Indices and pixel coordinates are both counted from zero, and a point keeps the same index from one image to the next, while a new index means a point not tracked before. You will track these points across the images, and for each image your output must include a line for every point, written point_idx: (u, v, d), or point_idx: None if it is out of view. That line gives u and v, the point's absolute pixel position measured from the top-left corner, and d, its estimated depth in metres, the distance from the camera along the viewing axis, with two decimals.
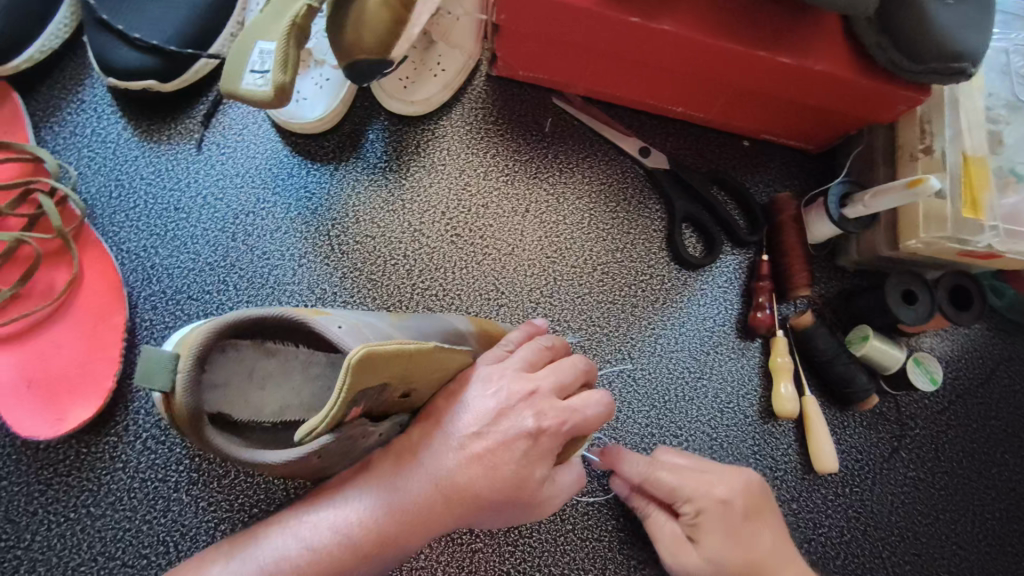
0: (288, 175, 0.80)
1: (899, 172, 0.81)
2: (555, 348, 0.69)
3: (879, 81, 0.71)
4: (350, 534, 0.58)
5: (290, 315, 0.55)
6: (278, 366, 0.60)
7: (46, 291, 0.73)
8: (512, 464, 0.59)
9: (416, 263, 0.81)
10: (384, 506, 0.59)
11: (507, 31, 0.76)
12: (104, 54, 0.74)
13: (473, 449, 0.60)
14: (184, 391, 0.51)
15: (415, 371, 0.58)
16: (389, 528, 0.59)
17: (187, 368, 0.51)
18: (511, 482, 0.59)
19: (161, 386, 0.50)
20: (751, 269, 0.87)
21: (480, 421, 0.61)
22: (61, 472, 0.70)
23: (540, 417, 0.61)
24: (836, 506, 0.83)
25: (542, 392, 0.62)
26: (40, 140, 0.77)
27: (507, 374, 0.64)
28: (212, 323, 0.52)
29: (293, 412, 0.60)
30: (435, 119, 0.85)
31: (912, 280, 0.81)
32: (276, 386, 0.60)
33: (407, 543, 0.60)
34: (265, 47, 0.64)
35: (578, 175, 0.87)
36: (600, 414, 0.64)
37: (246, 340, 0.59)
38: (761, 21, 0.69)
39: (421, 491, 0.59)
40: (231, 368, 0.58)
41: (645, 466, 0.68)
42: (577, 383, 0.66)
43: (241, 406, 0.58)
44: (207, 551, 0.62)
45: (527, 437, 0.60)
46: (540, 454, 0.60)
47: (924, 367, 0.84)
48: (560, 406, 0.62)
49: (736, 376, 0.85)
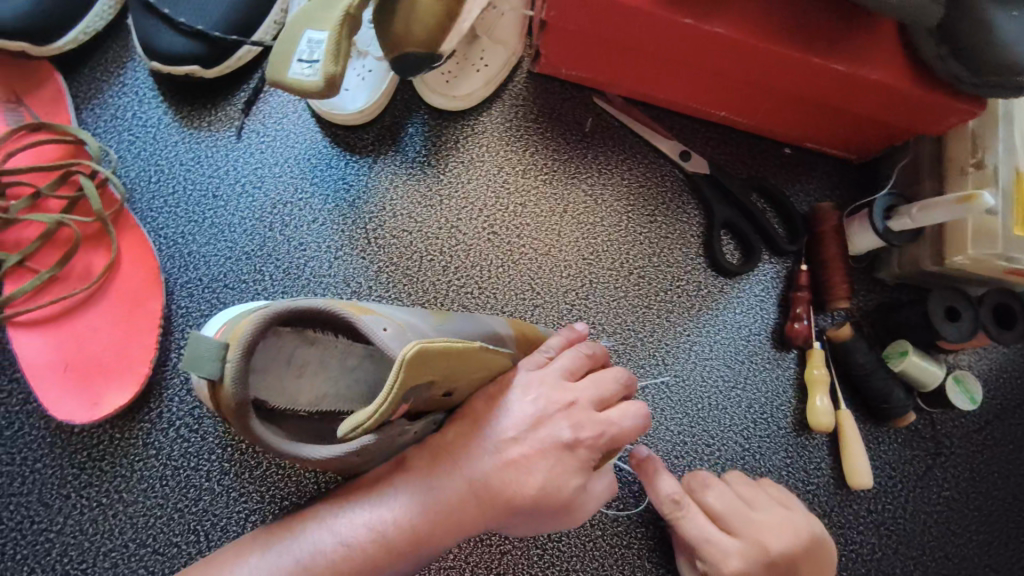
0: (326, 166, 0.80)
1: (946, 185, 0.79)
2: (596, 356, 0.68)
3: (936, 93, 0.69)
4: (384, 532, 0.58)
5: (335, 310, 0.54)
6: (317, 356, 0.59)
7: (83, 274, 0.72)
8: (546, 471, 0.59)
9: (452, 259, 0.80)
10: (419, 505, 0.58)
11: (554, 29, 0.74)
12: (148, 37, 0.74)
13: (511, 455, 0.59)
14: (232, 378, 0.50)
15: (459, 371, 0.57)
16: (425, 527, 0.58)
17: (237, 356, 0.50)
18: (546, 489, 0.59)
19: (209, 373, 0.50)
20: (788, 279, 0.86)
21: (519, 426, 0.61)
22: (95, 456, 0.70)
23: (578, 429, 0.61)
24: (868, 523, 0.82)
25: (581, 404, 0.62)
26: (82, 122, 0.77)
27: (547, 382, 0.63)
28: (261, 312, 0.52)
29: (330, 402, 0.59)
30: (475, 115, 0.84)
31: (954, 296, 0.79)
32: (314, 375, 0.59)
33: (442, 542, 0.59)
34: (314, 36, 0.63)
35: (617, 176, 0.86)
36: (638, 426, 0.64)
37: (287, 327, 0.58)
38: (820, 25, 0.67)
39: (456, 491, 0.59)
40: (270, 354, 0.57)
41: (672, 503, 0.68)
42: (617, 396, 0.65)
43: (277, 394, 0.57)
44: (248, 538, 0.63)
45: (563, 447, 0.60)
46: (574, 464, 0.60)
47: (964, 387, 0.82)
48: (597, 418, 0.62)
49: (770, 386, 0.83)
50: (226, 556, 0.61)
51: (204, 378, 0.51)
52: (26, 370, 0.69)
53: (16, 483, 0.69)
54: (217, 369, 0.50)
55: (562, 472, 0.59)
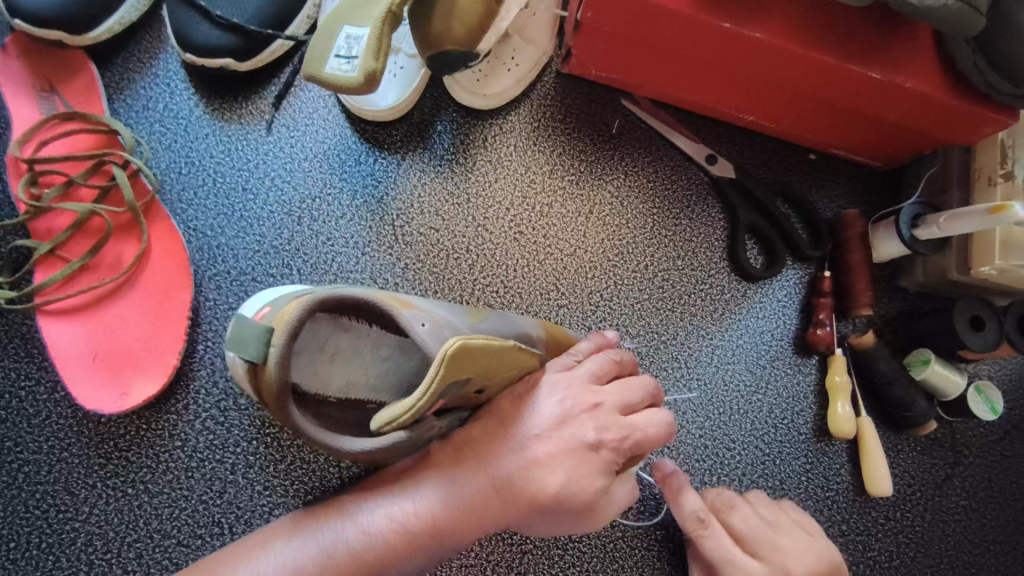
0: (355, 162, 0.80)
1: (974, 196, 0.79)
2: (623, 363, 0.67)
3: (970, 103, 0.69)
4: (406, 525, 0.58)
5: (377, 301, 0.55)
6: (350, 343, 0.60)
7: (113, 264, 0.73)
8: (566, 472, 0.58)
9: (479, 258, 0.80)
10: (441, 501, 0.58)
11: (587, 30, 0.74)
12: (185, 29, 0.74)
13: (535, 453, 0.59)
14: (276, 365, 0.51)
15: (494, 369, 0.58)
16: (446, 523, 0.58)
17: (281, 344, 0.51)
18: (566, 491, 0.57)
19: (253, 355, 0.51)
20: (811, 285, 0.85)
21: (543, 425, 0.60)
22: (121, 446, 0.70)
23: (602, 432, 0.59)
24: (886, 530, 0.82)
25: (606, 407, 0.61)
26: (114, 112, 0.77)
27: (574, 384, 0.62)
28: (306, 300, 0.53)
29: (359, 390, 0.60)
30: (504, 114, 0.84)
31: (980, 307, 0.79)
32: (346, 362, 0.59)
33: (461, 539, 0.59)
34: (353, 32, 0.63)
35: (643, 179, 0.85)
36: (661, 433, 0.62)
37: (324, 313, 0.58)
38: (857, 33, 0.67)
39: (477, 488, 0.58)
40: (306, 337, 0.58)
41: (697, 522, 0.68)
42: (642, 404, 0.64)
43: (310, 378, 0.58)
44: (273, 527, 0.63)
45: (586, 448, 0.59)
46: (597, 466, 0.59)
47: (984, 397, 0.81)
48: (622, 422, 0.61)
49: (791, 392, 0.83)
50: (250, 542, 0.62)
51: (247, 359, 0.52)
52: (56, 359, 0.69)
53: (43, 471, 0.69)
54: (261, 352, 0.51)
55: (584, 474, 0.58)
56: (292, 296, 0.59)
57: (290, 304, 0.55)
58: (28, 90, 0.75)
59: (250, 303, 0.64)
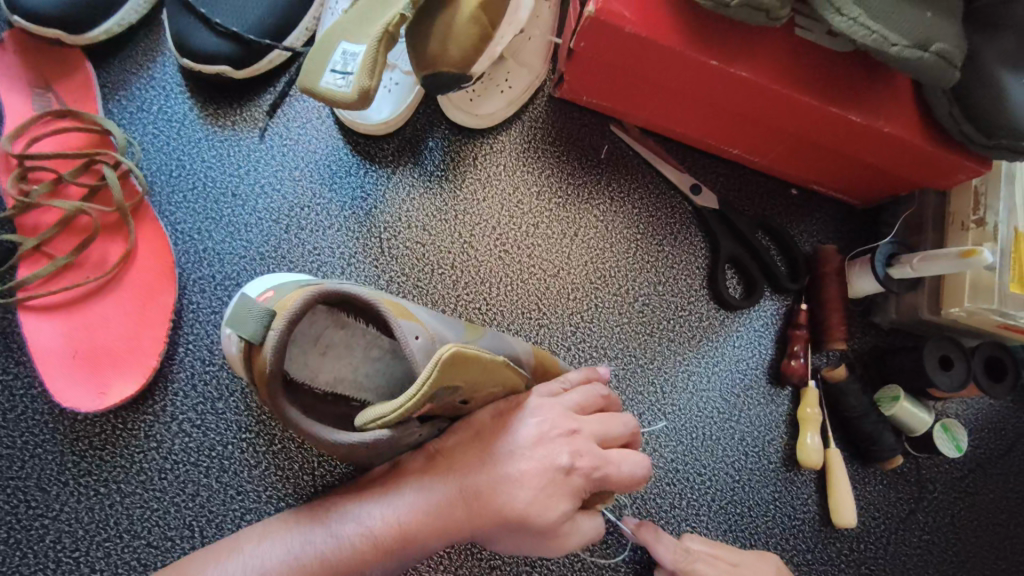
0: (346, 174, 0.81)
1: (948, 238, 0.81)
2: (609, 400, 0.68)
3: (947, 149, 0.72)
4: (373, 531, 0.59)
5: (379, 306, 0.58)
6: (343, 339, 0.63)
7: (98, 262, 0.73)
8: (534, 490, 0.57)
9: (463, 274, 0.81)
10: (409, 508, 0.59)
11: (580, 60, 0.76)
12: (184, 35, 0.75)
13: (507, 470, 0.59)
14: (271, 347, 0.54)
15: (482, 383, 0.60)
16: (414, 529, 0.58)
17: (280, 328, 0.54)
18: (531, 508, 0.57)
19: (251, 335, 0.55)
20: (788, 316, 0.87)
21: (520, 443, 0.60)
22: (96, 445, 0.70)
23: (576, 456, 0.59)
24: (850, 561, 0.84)
25: (583, 434, 0.61)
26: (107, 112, 0.78)
27: (557, 409, 0.63)
28: (308, 292, 0.56)
29: (345, 386, 0.63)
30: (494, 135, 0.85)
31: (949, 347, 0.81)
32: (336, 357, 0.63)
33: (428, 544, 0.59)
34: (349, 48, 0.65)
35: (628, 204, 0.87)
36: (636, 475, 0.62)
37: (322, 308, 0.62)
38: (836, 77, 0.69)
39: (445, 494, 0.59)
40: (304, 327, 0.62)
41: (681, 554, 0.72)
42: (621, 441, 0.65)
43: (299, 367, 0.61)
44: (243, 529, 0.64)
45: (557, 470, 0.58)
46: (565, 489, 0.58)
47: (951, 435, 0.84)
48: (598, 452, 0.60)
49: (763, 421, 0.85)
50: (219, 546, 0.62)
51: (244, 339, 0.55)
52: (37, 355, 0.69)
53: (15, 466, 0.69)
54: (260, 333, 0.55)
55: (550, 497, 0.57)
56: (297, 284, 0.63)
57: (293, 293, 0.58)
58: (23, 85, 0.76)
59: (254, 285, 0.67)
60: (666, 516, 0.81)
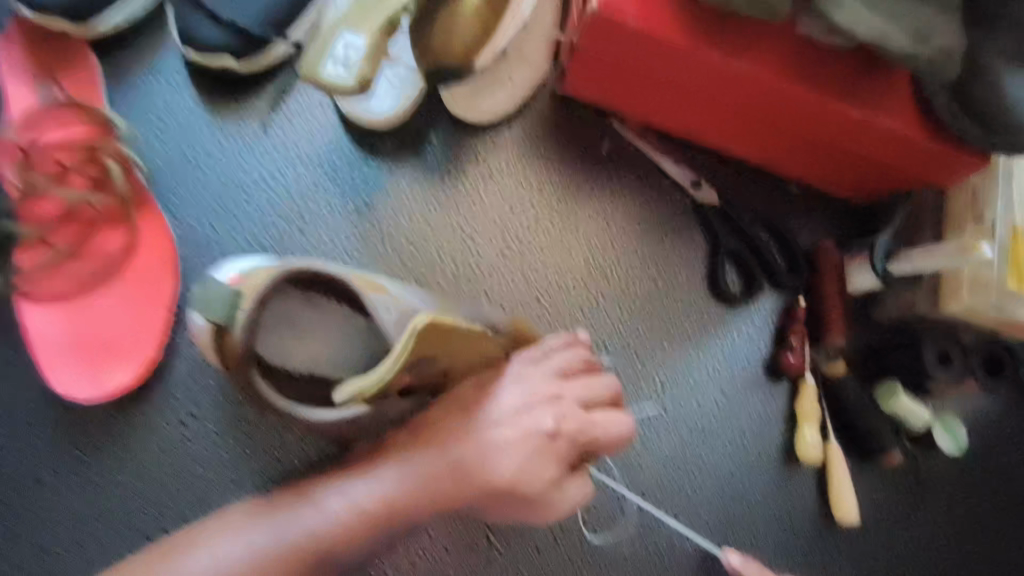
0: (348, 168, 0.81)
1: (947, 235, 0.82)
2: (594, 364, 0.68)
3: (947, 146, 0.72)
4: (360, 504, 0.58)
5: (344, 279, 0.60)
6: (318, 322, 0.63)
7: (100, 253, 0.73)
8: (522, 458, 0.59)
9: (464, 269, 0.82)
10: (397, 482, 0.59)
11: (582, 56, 0.76)
12: (188, 28, 0.75)
13: (493, 441, 0.59)
14: (241, 329, 0.57)
15: (457, 351, 0.61)
16: (401, 503, 0.58)
17: (248, 309, 0.57)
18: (520, 476, 0.59)
19: (219, 317, 0.57)
20: (785, 313, 0.87)
21: (503, 413, 0.61)
22: (94, 435, 0.71)
23: (561, 421, 0.61)
24: (846, 556, 0.84)
25: (567, 400, 0.63)
26: (111, 104, 0.78)
27: (539, 377, 0.64)
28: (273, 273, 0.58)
29: (322, 367, 0.63)
30: (497, 130, 0.85)
31: (947, 343, 0.82)
32: (313, 340, 0.63)
33: (418, 515, 0.59)
34: (351, 39, 0.64)
35: (629, 200, 0.87)
36: (623, 435, 0.64)
37: (295, 291, 0.62)
38: (836, 73, 0.69)
39: (433, 467, 0.59)
40: (275, 313, 0.62)
41: None
42: (605, 401, 0.66)
43: (275, 351, 0.62)
44: (223, 511, 0.62)
45: (543, 436, 0.60)
46: (552, 453, 0.60)
47: (947, 428, 0.85)
48: (582, 415, 0.62)
49: (762, 416, 0.85)
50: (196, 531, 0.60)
51: (213, 322, 0.57)
52: (36, 345, 0.71)
53: (14, 455, 0.70)
54: (228, 314, 0.57)
55: (535, 461, 0.59)
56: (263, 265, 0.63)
57: (257, 272, 0.60)
58: (28, 77, 0.76)
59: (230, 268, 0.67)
60: (664, 509, 0.82)
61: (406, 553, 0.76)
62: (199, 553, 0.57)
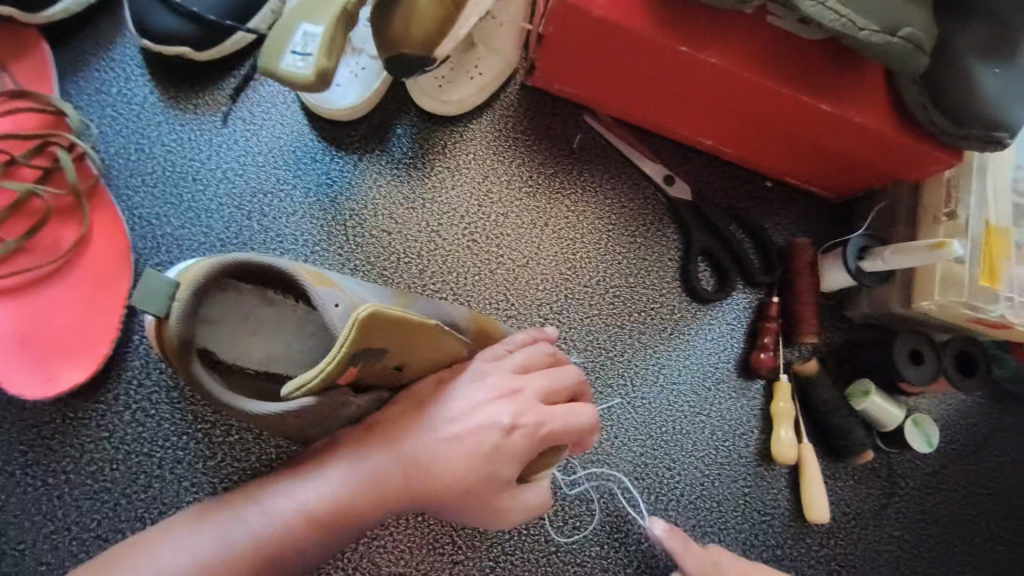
0: (311, 160, 0.79)
1: (920, 231, 0.81)
2: (558, 356, 0.67)
3: (918, 140, 0.71)
4: (307, 506, 0.57)
5: (294, 274, 0.58)
6: (274, 317, 0.62)
7: (51, 247, 0.71)
8: (474, 457, 0.58)
9: (431, 264, 0.80)
10: (345, 482, 0.58)
11: (549, 46, 0.75)
12: (144, 16, 0.73)
13: (445, 436, 0.59)
14: (177, 319, 0.54)
15: (414, 347, 0.59)
16: (350, 505, 0.57)
17: (185, 297, 0.55)
18: (472, 474, 0.58)
19: (156, 309, 0.55)
20: (759, 310, 0.86)
21: (457, 410, 0.60)
22: (45, 434, 0.69)
23: (518, 415, 0.59)
24: (820, 557, 0.83)
25: (527, 393, 0.61)
26: (65, 94, 0.76)
27: (498, 371, 0.62)
28: (212, 262, 0.56)
29: (278, 364, 0.62)
30: (466, 122, 0.84)
31: (921, 341, 0.81)
32: (268, 335, 0.62)
33: (366, 518, 0.59)
34: (310, 29, 0.63)
35: (601, 194, 0.86)
36: (587, 424, 0.62)
37: (248, 285, 0.61)
38: (806, 65, 0.68)
39: (383, 467, 0.58)
40: (228, 307, 0.61)
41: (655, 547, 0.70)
42: (567, 392, 0.64)
43: (228, 347, 0.60)
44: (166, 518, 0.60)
45: (498, 431, 0.58)
46: (506, 450, 0.59)
47: (922, 429, 0.83)
48: (541, 408, 0.61)
49: (734, 415, 0.84)
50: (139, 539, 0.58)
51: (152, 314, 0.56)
52: None
53: None
54: (166, 306, 0.55)
55: (488, 463, 0.58)
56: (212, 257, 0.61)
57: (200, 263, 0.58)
58: None
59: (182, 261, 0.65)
60: (635, 511, 0.80)
61: (368, 555, 0.75)
62: (136, 565, 0.55)
